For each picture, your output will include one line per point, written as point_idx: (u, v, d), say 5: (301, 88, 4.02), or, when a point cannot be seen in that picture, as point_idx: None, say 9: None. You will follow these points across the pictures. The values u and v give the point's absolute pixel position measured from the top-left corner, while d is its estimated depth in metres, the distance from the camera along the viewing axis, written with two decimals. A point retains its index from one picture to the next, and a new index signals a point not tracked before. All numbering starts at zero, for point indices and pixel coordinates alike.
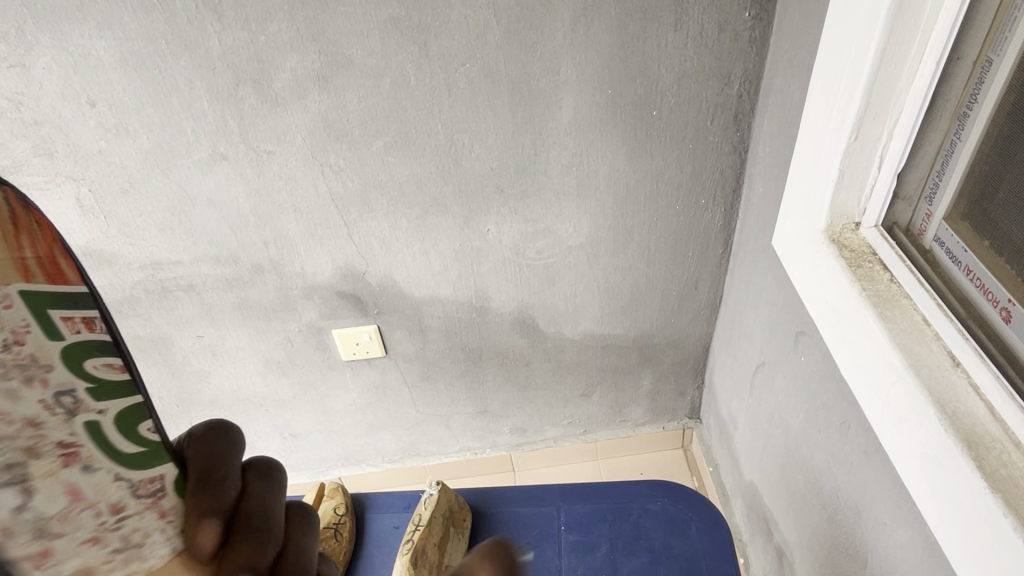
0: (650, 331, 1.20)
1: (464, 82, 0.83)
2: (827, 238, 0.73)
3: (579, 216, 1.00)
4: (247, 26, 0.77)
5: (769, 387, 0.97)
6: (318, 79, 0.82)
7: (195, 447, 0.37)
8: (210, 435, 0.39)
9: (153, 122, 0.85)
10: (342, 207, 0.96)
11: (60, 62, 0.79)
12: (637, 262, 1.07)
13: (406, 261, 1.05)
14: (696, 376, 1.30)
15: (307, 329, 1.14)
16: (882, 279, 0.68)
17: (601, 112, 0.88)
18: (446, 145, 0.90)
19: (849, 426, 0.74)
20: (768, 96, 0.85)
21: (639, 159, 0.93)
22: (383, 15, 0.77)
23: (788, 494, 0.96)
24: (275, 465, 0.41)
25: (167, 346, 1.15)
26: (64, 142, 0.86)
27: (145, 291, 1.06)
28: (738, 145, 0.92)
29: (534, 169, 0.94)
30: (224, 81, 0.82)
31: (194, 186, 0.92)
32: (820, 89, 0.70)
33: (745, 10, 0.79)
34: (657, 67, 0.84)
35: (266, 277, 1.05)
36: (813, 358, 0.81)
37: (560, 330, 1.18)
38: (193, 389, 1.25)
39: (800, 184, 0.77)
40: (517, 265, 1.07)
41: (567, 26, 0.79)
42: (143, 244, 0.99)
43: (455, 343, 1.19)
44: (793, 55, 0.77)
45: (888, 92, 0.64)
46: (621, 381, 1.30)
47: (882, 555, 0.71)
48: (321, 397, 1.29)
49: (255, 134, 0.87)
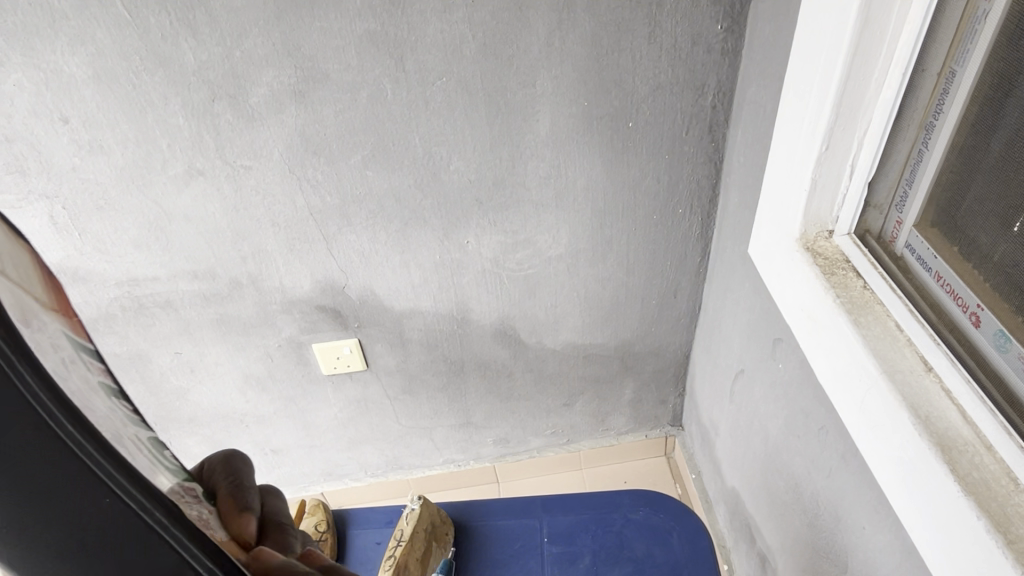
0: (631, 340, 1.20)
1: (441, 95, 0.84)
2: (801, 247, 0.74)
3: (558, 227, 1.01)
4: (223, 42, 0.77)
5: (749, 394, 0.98)
6: (295, 93, 0.82)
7: (222, 478, 0.48)
8: (223, 466, 0.49)
9: (128, 138, 0.84)
10: (321, 221, 0.96)
11: (32, 79, 0.78)
12: (616, 272, 1.08)
13: (386, 274, 1.04)
14: (677, 384, 1.31)
15: (287, 344, 1.14)
16: (855, 285, 0.69)
17: (578, 125, 0.89)
18: (424, 159, 0.90)
19: (826, 431, 0.75)
20: (741, 106, 0.86)
21: (616, 170, 0.94)
22: (359, 30, 0.77)
23: (769, 500, 0.96)
24: (278, 492, 0.51)
25: (144, 364, 1.14)
26: (36, 159, 0.85)
27: (121, 308, 1.04)
28: (713, 155, 0.94)
29: (512, 181, 0.94)
30: (200, 97, 0.81)
31: (170, 202, 0.91)
32: (791, 100, 0.71)
33: (717, 23, 0.80)
34: (632, 80, 0.84)
35: (245, 292, 1.04)
36: (791, 365, 0.82)
37: (541, 341, 1.18)
38: (172, 407, 1.23)
39: (773, 194, 0.78)
40: (497, 276, 1.07)
41: (543, 40, 0.80)
42: (119, 261, 0.98)
43: (436, 355, 1.19)
44: (765, 67, 0.78)
45: (857, 102, 0.65)
46: (603, 390, 1.30)
47: (862, 559, 0.72)
48: (302, 412, 1.28)
49: (231, 149, 0.87)
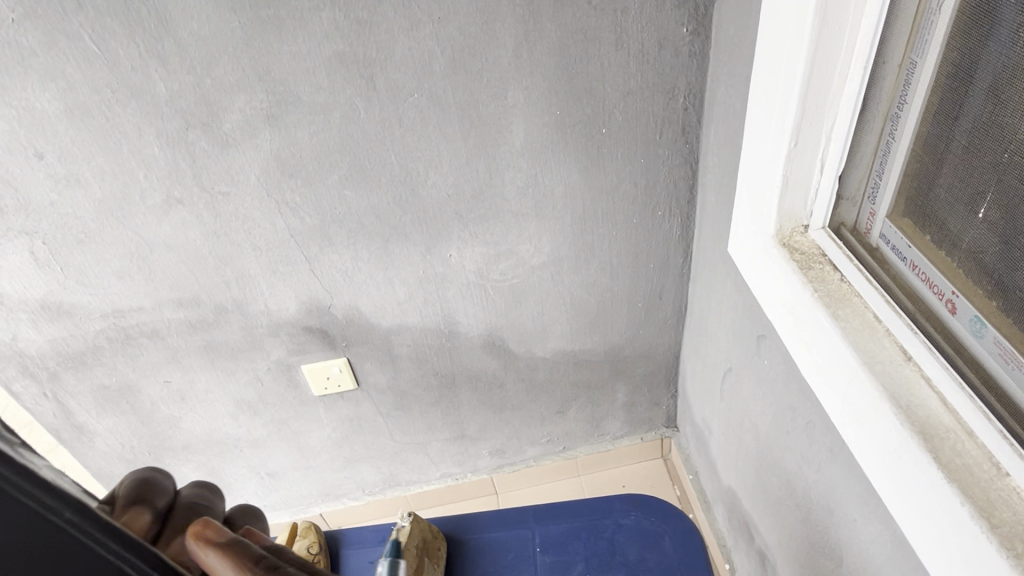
0: (620, 343, 1.20)
1: (414, 112, 0.84)
2: (778, 243, 0.75)
3: (539, 236, 1.01)
4: (192, 70, 0.77)
5: (738, 392, 0.98)
6: (268, 118, 0.83)
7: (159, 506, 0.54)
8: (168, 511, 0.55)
9: (104, 170, 0.85)
10: (302, 243, 0.96)
11: (5, 117, 0.78)
12: (600, 278, 1.08)
13: (371, 292, 1.05)
14: (669, 385, 1.31)
15: (276, 366, 1.14)
16: (833, 278, 0.69)
17: (552, 133, 0.89)
18: (401, 175, 0.90)
19: (814, 425, 0.75)
20: (712, 107, 0.87)
21: (593, 176, 0.95)
22: (328, 52, 0.78)
23: (764, 497, 0.96)
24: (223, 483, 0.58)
25: (134, 394, 1.13)
26: (14, 197, 0.85)
27: (108, 340, 1.04)
28: (688, 157, 0.94)
29: (491, 193, 0.95)
30: (174, 126, 0.82)
31: (150, 232, 0.92)
32: (758, 99, 0.72)
33: (683, 26, 0.81)
34: (602, 86, 0.85)
35: (231, 317, 1.04)
36: (776, 361, 0.82)
37: (530, 349, 1.19)
38: (165, 435, 1.23)
39: (748, 192, 0.79)
40: (481, 288, 1.07)
41: (511, 52, 0.80)
42: (103, 293, 0.98)
43: (427, 370, 1.19)
44: (732, 67, 0.79)
45: (822, 98, 0.66)
46: (596, 396, 1.30)
47: (856, 551, 0.72)
48: (295, 434, 1.28)
49: (208, 177, 0.87)
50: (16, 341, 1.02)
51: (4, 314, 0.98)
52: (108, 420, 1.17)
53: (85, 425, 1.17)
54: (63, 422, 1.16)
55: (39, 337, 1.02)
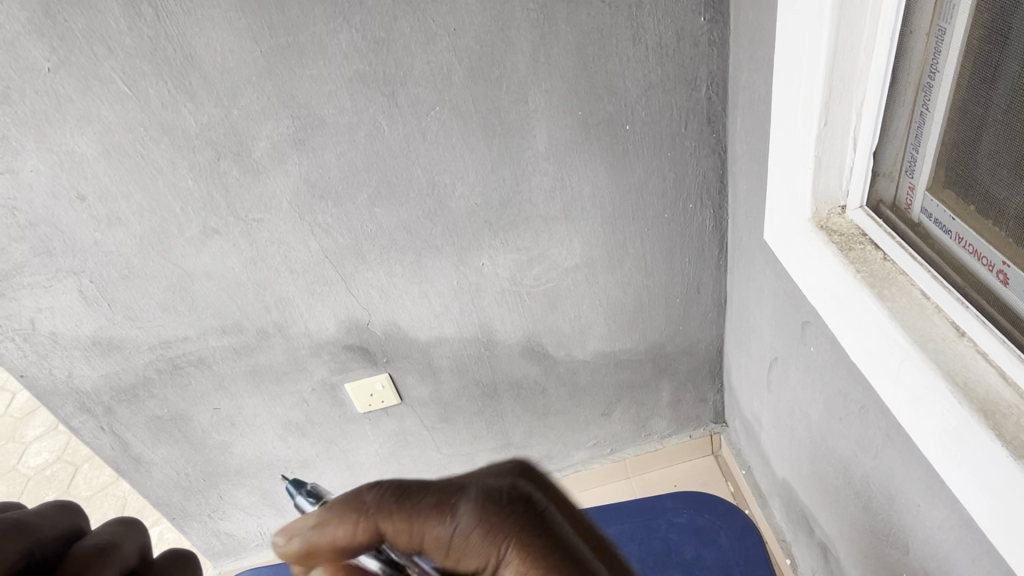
0: (660, 341, 1.19)
1: (436, 124, 0.85)
2: (815, 226, 0.73)
3: (570, 238, 1.01)
4: (220, 102, 0.79)
5: (786, 382, 0.96)
6: (295, 142, 0.84)
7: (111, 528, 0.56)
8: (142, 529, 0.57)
9: (143, 206, 0.87)
10: (337, 262, 0.98)
11: (47, 162, 0.81)
12: (636, 275, 1.07)
13: (407, 306, 1.05)
14: (715, 380, 1.29)
15: (320, 387, 1.15)
16: (875, 258, 0.67)
17: (575, 135, 0.89)
18: (428, 188, 0.91)
19: (867, 410, 0.73)
20: (736, 95, 0.85)
21: (620, 174, 0.94)
22: (349, 73, 0.79)
23: (821, 487, 0.94)
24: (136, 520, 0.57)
25: (186, 423, 1.16)
26: (60, 238, 0.88)
27: (157, 371, 1.07)
28: (716, 146, 0.93)
29: (519, 199, 0.95)
30: (206, 158, 0.84)
31: (191, 262, 0.94)
32: (782, 81, 0.71)
33: (700, 15, 0.80)
34: (622, 83, 0.85)
35: (273, 341, 1.06)
36: (822, 347, 0.80)
37: (570, 353, 1.18)
38: (218, 461, 1.25)
39: (780, 177, 0.77)
40: (517, 294, 1.07)
41: (529, 56, 0.81)
42: (149, 325, 1.00)
43: (468, 380, 1.19)
44: (754, 52, 0.78)
45: (848, 74, 0.64)
46: (640, 396, 1.29)
47: (922, 538, 0.69)
48: (343, 452, 1.29)
49: (242, 205, 0.89)
50: (72, 378, 1.05)
51: (58, 352, 1.01)
52: (162, 449, 1.20)
53: (141, 455, 1.20)
54: (121, 455, 1.19)
55: (93, 373, 1.05)
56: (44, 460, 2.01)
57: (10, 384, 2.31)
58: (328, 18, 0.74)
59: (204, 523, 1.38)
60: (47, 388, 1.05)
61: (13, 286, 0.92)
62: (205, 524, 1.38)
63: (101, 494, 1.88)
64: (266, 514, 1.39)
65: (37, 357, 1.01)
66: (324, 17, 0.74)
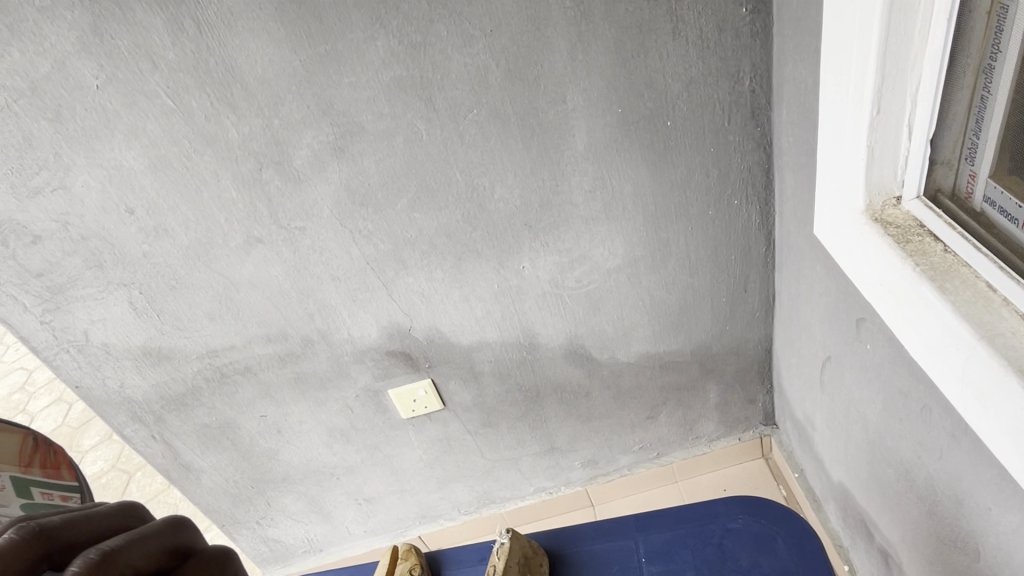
0: (706, 341, 1.16)
1: (474, 127, 0.84)
2: (869, 218, 0.70)
3: (612, 238, 0.99)
4: (261, 112, 0.80)
5: (840, 381, 0.92)
6: (335, 150, 0.85)
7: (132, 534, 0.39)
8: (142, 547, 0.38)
9: (188, 218, 0.89)
10: (378, 268, 0.98)
11: (97, 177, 0.83)
12: (680, 275, 1.05)
13: (448, 310, 1.05)
14: (763, 381, 1.25)
15: (364, 393, 1.16)
16: (935, 250, 0.64)
17: (615, 133, 0.87)
18: (467, 192, 0.91)
19: (930, 410, 0.70)
20: (781, 87, 0.83)
21: (661, 172, 0.92)
22: (386, 78, 0.79)
23: (881, 491, 0.90)
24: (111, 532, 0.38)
25: (234, 431, 1.18)
26: (111, 251, 0.90)
27: (205, 379, 1.09)
28: (761, 140, 0.90)
29: (558, 200, 0.94)
30: (248, 168, 0.85)
31: (236, 272, 0.95)
32: (832, 70, 0.68)
33: (742, 6, 0.78)
34: (662, 78, 0.83)
35: (317, 348, 1.07)
36: (879, 344, 0.77)
37: (614, 356, 1.16)
38: (265, 468, 1.27)
39: (830, 169, 0.74)
40: (558, 297, 1.06)
41: (566, 55, 0.79)
42: (197, 335, 1.02)
43: (511, 385, 1.19)
44: (799, 42, 0.75)
45: (902, 60, 0.62)
46: (686, 398, 1.26)
47: (994, 544, 0.66)
48: (388, 458, 1.29)
49: (285, 213, 0.90)
50: (124, 388, 1.07)
51: (111, 362, 1.03)
52: (211, 457, 1.22)
53: (191, 463, 1.22)
54: (172, 462, 1.21)
55: (144, 383, 1.07)
56: (99, 468, 2.07)
57: (67, 395, 2.39)
58: (366, 25, 0.74)
59: (253, 529, 1.40)
60: (101, 398, 1.08)
61: (67, 299, 0.94)
62: (254, 530, 1.40)
63: (154, 501, 1.93)
64: (313, 520, 1.41)
65: (91, 368, 1.03)
66: (362, 23, 0.74)
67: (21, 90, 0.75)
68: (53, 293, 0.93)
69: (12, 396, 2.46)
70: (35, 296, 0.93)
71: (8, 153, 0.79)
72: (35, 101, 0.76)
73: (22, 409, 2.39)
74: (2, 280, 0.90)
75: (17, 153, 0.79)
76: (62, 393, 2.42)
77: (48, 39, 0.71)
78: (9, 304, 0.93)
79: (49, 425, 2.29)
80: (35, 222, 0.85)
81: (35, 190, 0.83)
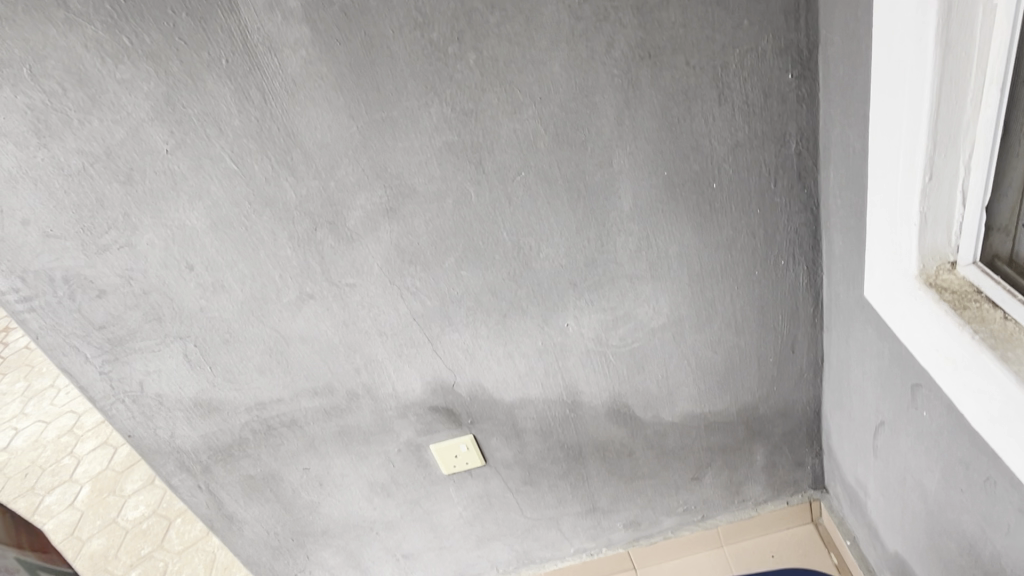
0: (753, 402, 1.14)
1: (522, 189, 0.86)
2: (922, 283, 0.69)
3: (657, 297, 0.99)
4: (318, 175, 0.83)
5: (895, 447, 0.89)
6: (387, 211, 0.87)
7: None
8: None
9: (245, 274, 0.92)
10: (424, 325, 0.99)
11: (161, 236, 0.87)
12: (726, 334, 1.04)
13: (492, 367, 1.06)
14: (812, 443, 1.22)
15: (406, 448, 1.16)
16: (995, 317, 0.61)
17: (661, 194, 0.88)
18: (514, 251, 0.92)
19: (995, 483, 0.67)
20: (829, 150, 0.83)
21: (707, 232, 0.92)
22: (438, 143, 0.82)
23: (942, 564, 0.86)
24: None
25: (277, 483, 1.19)
26: (170, 306, 0.94)
27: (252, 431, 1.10)
28: (808, 202, 0.90)
29: (603, 259, 0.94)
30: (304, 227, 0.88)
31: (287, 326, 0.98)
32: (881, 136, 0.68)
33: (788, 72, 0.79)
34: (708, 142, 0.84)
35: (362, 402, 1.09)
36: (937, 411, 0.75)
37: (658, 415, 1.15)
38: (306, 521, 1.27)
39: (880, 233, 0.74)
40: (602, 355, 1.06)
41: (613, 120, 0.81)
42: (247, 387, 1.04)
43: (553, 442, 1.18)
44: (846, 107, 0.76)
45: (955, 128, 0.61)
46: (732, 459, 1.24)
47: None
48: (427, 513, 1.29)
49: (336, 271, 0.92)
50: (174, 438, 1.10)
51: (163, 413, 1.06)
52: (254, 509, 1.22)
53: (234, 514, 1.23)
54: (216, 513, 1.22)
55: (194, 433, 1.09)
56: (141, 513, 2.09)
57: (112, 439, 2.44)
58: (421, 93, 0.77)
59: None
60: (151, 447, 1.10)
61: (126, 350, 0.97)
62: None
63: (192, 549, 1.93)
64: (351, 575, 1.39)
65: (144, 418, 1.06)
66: (417, 92, 0.77)
67: (97, 154, 0.79)
68: (113, 345, 0.96)
69: (61, 439, 2.52)
70: (96, 348, 0.96)
71: (81, 213, 0.83)
72: (109, 164, 0.80)
73: (69, 452, 2.44)
74: (66, 332, 0.94)
75: (90, 213, 0.84)
76: (107, 437, 2.46)
77: (125, 108, 0.76)
78: (71, 355, 0.96)
79: (94, 469, 2.33)
80: (101, 277, 0.89)
81: (103, 247, 0.87)
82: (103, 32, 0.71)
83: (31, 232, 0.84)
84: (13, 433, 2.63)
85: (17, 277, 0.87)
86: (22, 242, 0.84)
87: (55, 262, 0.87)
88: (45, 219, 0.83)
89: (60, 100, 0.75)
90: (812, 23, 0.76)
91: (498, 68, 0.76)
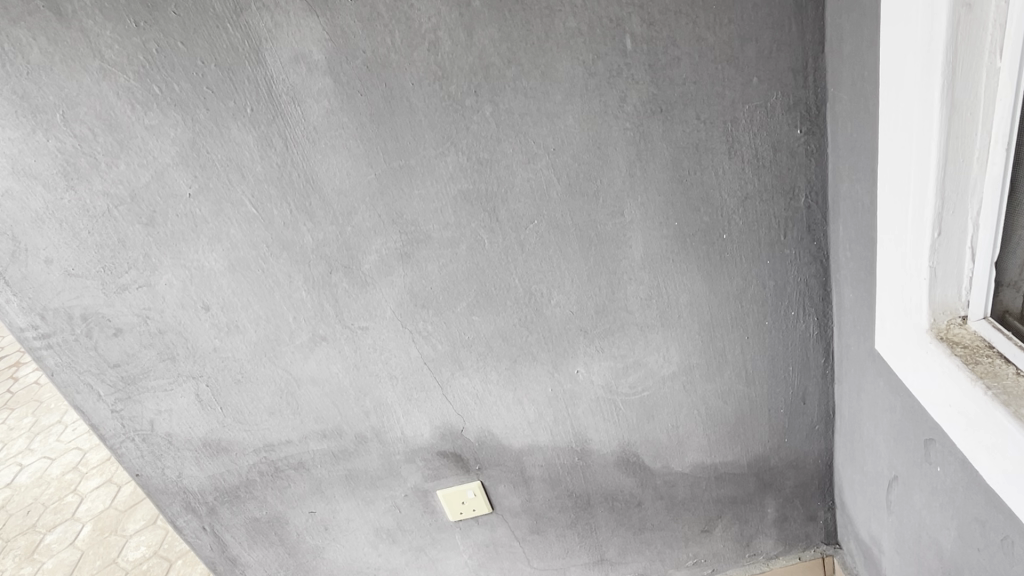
0: (764, 454, 1.13)
1: (535, 237, 0.88)
2: (933, 337, 0.69)
3: (667, 346, 0.99)
4: (335, 220, 0.85)
5: (909, 503, 0.88)
6: (401, 256, 0.89)
7: None
8: None
9: (259, 315, 0.93)
10: (435, 369, 1.00)
11: (180, 277, 0.88)
12: (736, 384, 1.04)
13: (501, 413, 1.06)
14: (824, 497, 1.20)
15: (413, 493, 1.15)
16: (1007, 373, 0.61)
17: (672, 244, 0.89)
18: (525, 297, 0.93)
19: (1012, 542, 0.66)
20: (838, 203, 0.85)
21: (717, 282, 0.93)
22: (454, 191, 0.83)
23: None
24: None
25: (282, 526, 1.18)
26: (184, 345, 0.95)
27: (259, 473, 1.10)
28: (817, 254, 0.91)
29: (614, 306, 0.95)
30: (319, 271, 0.89)
31: (298, 368, 0.98)
32: (889, 191, 0.69)
33: (796, 128, 0.81)
34: (718, 194, 0.85)
35: (370, 446, 1.08)
36: (952, 467, 0.74)
37: (667, 465, 1.14)
38: (310, 566, 1.25)
39: (890, 286, 0.74)
40: (611, 403, 1.06)
41: (625, 171, 0.83)
42: (256, 428, 1.05)
43: (561, 491, 1.17)
44: (854, 162, 0.77)
45: (962, 185, 0.62)
46: (743, 511, 1.22)
47: None
48: (432, 561, 1.27)
49: (349, 313, 0.94)
50: (181, 478, 1.09)
51: (172, 453, 1.06)
52: (257, 552, 1.21)
53: (237, 557, 1.21)
54: (219, 556, 1.21)
55: (201, 473, 1.09)
56: (141, 554, 2.06)
57: (118, 477, 2.43)
58: (438, 142, 0.80)
59: None
60: (158, 487, 1.10)
61: (138, 389, 0.98)
62: None
63: None
64: None
65: (152, 457, 1.06)
66: (434, 141, 0.79)
67: (122, 197, 0.81)
68: (126, 383, 0.97)
69: (66, 476, 2.51)
70: (109, 386, 0.97)
71: (103, 252, 0.85)
72: (133, 207, 0.82)
73: (73, 490, 2.43)
74: (81, 369, 0.95)
75: (111, 254, 0.86)
76: (112, 475, 2.45)
77: (151, 153, 0.79)
78: (85, 392, 0.97)
79: (97, 507, 2.31)
80: (118, 316, 0.91)
81: (123, 286, 0.88)
82: (135, 81, 0.74)
83: (53, 270, 0.86)
84: (19, 469, 2.62)
85: (36, 314, 0.89)
86: (44, 280, 0.86)
87: (75, 300, 0.88)
88: (67, 258, 0.85)
89: (89, 144, 0.77)
90: (820, 81, 0.79)
91: (513, 120, 0.79)
